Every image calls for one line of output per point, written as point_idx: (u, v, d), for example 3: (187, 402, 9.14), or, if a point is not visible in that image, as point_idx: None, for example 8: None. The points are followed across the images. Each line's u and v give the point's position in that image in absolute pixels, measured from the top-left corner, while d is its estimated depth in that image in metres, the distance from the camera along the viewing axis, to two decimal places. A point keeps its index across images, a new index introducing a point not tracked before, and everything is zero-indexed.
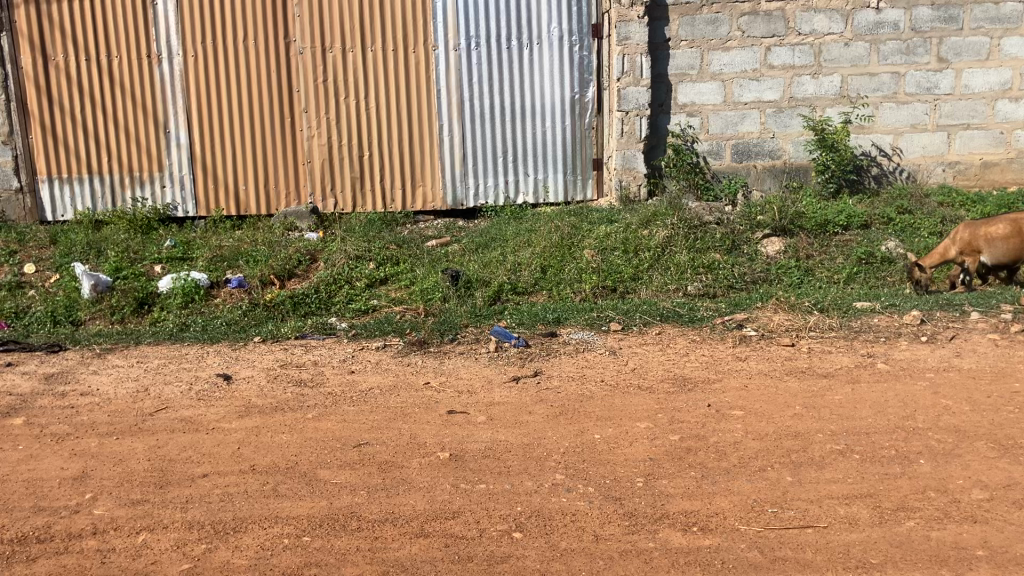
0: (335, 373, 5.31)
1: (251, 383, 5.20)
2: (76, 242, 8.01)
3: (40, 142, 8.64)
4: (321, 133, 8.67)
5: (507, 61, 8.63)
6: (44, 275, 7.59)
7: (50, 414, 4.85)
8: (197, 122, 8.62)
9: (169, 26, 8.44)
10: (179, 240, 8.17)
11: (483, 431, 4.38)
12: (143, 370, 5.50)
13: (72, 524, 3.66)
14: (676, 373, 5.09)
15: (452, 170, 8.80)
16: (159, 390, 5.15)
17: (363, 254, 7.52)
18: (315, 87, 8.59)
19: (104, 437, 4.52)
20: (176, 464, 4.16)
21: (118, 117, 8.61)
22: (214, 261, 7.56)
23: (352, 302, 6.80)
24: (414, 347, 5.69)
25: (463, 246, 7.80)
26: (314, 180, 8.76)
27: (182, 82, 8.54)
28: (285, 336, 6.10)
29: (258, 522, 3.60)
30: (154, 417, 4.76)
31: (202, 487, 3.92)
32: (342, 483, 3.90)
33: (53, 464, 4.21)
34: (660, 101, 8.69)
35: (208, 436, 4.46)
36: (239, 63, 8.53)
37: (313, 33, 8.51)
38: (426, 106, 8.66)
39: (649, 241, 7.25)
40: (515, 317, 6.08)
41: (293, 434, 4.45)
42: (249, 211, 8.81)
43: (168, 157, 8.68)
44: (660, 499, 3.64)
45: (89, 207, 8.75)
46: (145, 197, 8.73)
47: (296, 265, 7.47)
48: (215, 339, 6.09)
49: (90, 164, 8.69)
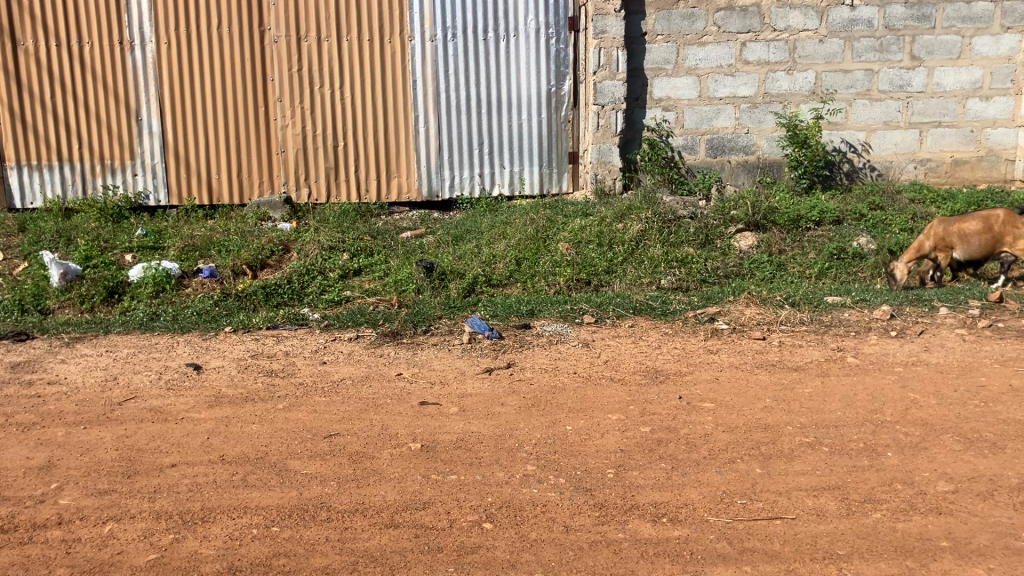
0: (307, 365, 5.27)
1: (221, 373, 5.16)
2: (45, 230, 7.93)
3: (10, 128, 8.52)
4: (295, 122, 8.61)
5: (483, 54, 8.61)
6: (12, 263, 7.51)
7: (16, 403, 4.79)
8: (170, 110, 8.53)
9: (142, 12, 8.34)
10: (150, 229, 8.09)
11: (455, 422, 4.37)
12: (112, 359, 5.45)
13: (37, 515, 3.61)
14: (647, 365, 5.11)
15: (428, 162, 8.77)
16: (128, 379, 5.10)
17: (337, 245, 7.49)
18: (290, 76, 8.53)
19: (71, 426, 4.46)
20: (145, 454, 4.12)
21: (89, 103, 8.50)
22: (186, 251, 7.50)
23: (325, 293, 6.76)
24: (388, 338, 5.67)
25: (438, 238, 7.77)
26: (288, 170, 8.70)
27: (155, 69, 8.45)
28: (256, 327, 6.05)
29: (227, 513, 3.58)
30: (122, 406, 4.70)
31: (171, 477, 3.88)
32: (313, 474, 3.88)
33: (18, 453, 4.16)
34: (636, 95, 8.71)
35: (177, 426, 4.42)
36: (213, 52, 8.45)
37: (288, 22, 8.44)
38: (402, 98, 8.62)
39: (624, 235, 7.25)
40: (489, 308, 6.07)
41: (263, 424, 4.42)
42: (222, 200, 8.74)
43: (140, 145, 8.59)
44: (631, 490, 3.66)
45: (58, 194, 8.65)
46: (117, 185, 8.65)
47: (269, 255, 7.43)
48: (185, 329, 6.03)
49: (60, 150, 8.58)
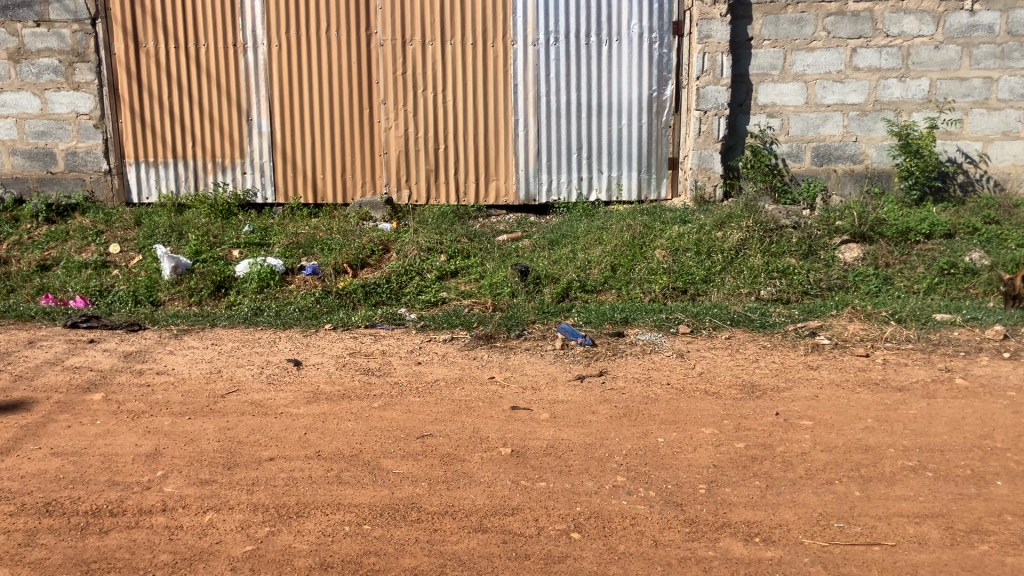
0: (402, 364, 5.35)
1: (320, 369, 5.28)
2: (159, 224, 8.30)
3: (129, 126, 8.94)
4: (398, 125, 8.76)
5: (585, 58, 8.59)
6: (128, 255, 7.89)
7: (128, 391, 5.02)
8: (279, 111, 8.79)
9: (256, 16, 8.63)
10: (257, 226, 8.36)
11: (546, 429, 4.37)
12: (217, 352, 5.64)
13: (143, 501, 3.77)
14: (744, 379, 5.00)
15: (527, 165, 8.80)
16: (232, 371, 5.27)
17: (434, 246, 7.60)
18: (395, 79, 8.68)
19: (178, 416, 4.64)
20: (245, 446, 4.25)
21: (203, 102, 8.83)
22: (290, 248, 7.74)
23: (422, 293, 6.87)
24: (481, 341, 5.70)
25: (534, 242, 7.79)
26: (389, 171, 8.86)
27: (266, 71, 8.72)
28: (355, 325, 6.18)
29: (321, 508, 3.66)
30: (225, 398, 4.87)
31: (268, 470, 4.00)
32: (405, 473, 3.93)
33: (128, 440, 4.36)
34: (740, 101, 8.55)
35: (276, 420, 4.56)
36: (321, 55, 8.68)
37: (394, 26, 8.59)
38: (503, 102, 8.68)
39: (723, 243, 7.13)
40: (583, 315, 6.05)
41: (359, 422, 4.51)
42: (325, 199, 8.96)
43: (250, 144, 8.88)
44: (723, 507, 3.59)
45: (173, 190, 9.03)
46: (227, 183, 8.96)
47: (369, 254, 7.58)
48: (287, 325, 6.20)
49: (175, 148, 8.95)
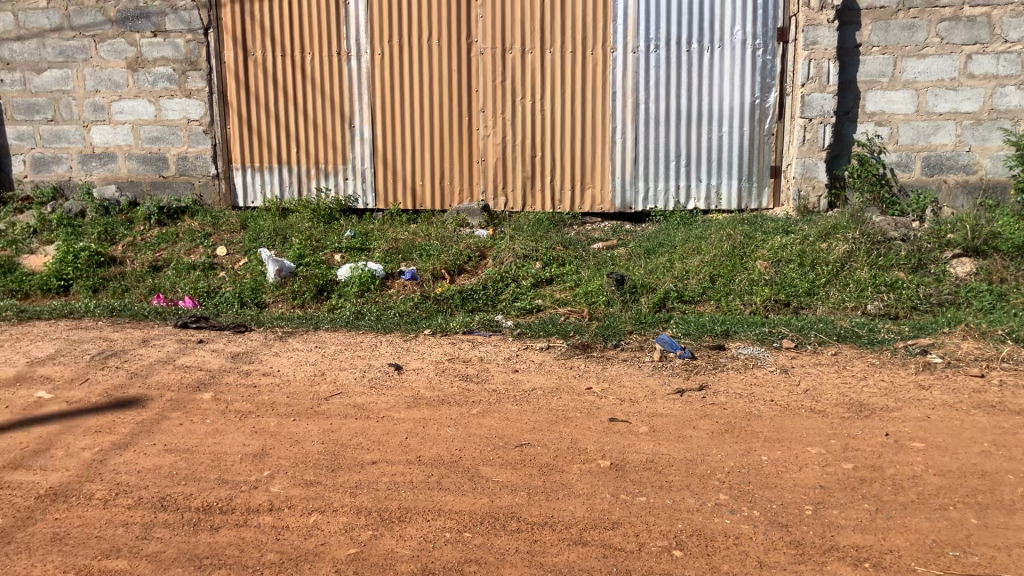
0: (500, 372, 5.37)
1: (419, 375, 5.34)
2: (264, 228, 8.55)
3: (237, 132, 9.22)
4: (496, 132, 8.82)
5: (686, 65, 8.50)
6: (235, 257, 8.15)
7: (236, 391, 5.18)
8: (381, 118, 8.95)
9: (360, 25, 8.81)
10: (358, 231, 8.53)
11: (645, 442, 4.32)
12: (320, 354, 5.77)
13: (251, 500, 3.89)
14: (851, 397, 4.85)
15: (624, 173, 8.75)
16: (335, 375, 5.38)
17: (531, 254, 7.62)
18: (494, 86, 8.75)
19: (283, 417, 4.77)
20: (348, 449, 4.34)
21: (307, 109, 9.06)
22: (390, 253, 7.87)
23: (518, 300, 6.89)
24: (579, 350, 5.69)
25: (631, 250, 7.73)
26: (487, 178, 8.92)
27: (369, 79, 8.90)
28: (453, 331, 6.24)
29: (423, 514, 3.70)
30: (328, 401, 4.98)
31: (371, 474, 4.07)
32: (504, 482, 3.95)
33: (236, 439, 4.49)
34: (847, 109, 8.33)
35: (378, 424, 4.63)
36: (422, 63, 8.80)
37: (494, 34, 8.65)
38: (602, 109, 8.64)
39: (827, 255, 6.94)
40: (682, 326, 5.97)
41: (458, 428, 4.54)
42: (424, 205, 9.08)
43: (352, 150, 9.06)
44: (831, 530, 3.49)
45: (277, 194, 9.28)
46: (329, 188, 9.17)
47: (466, 261, 7.64)
48: (388, 329, 6.30)
49: (280, 154, 9.20)
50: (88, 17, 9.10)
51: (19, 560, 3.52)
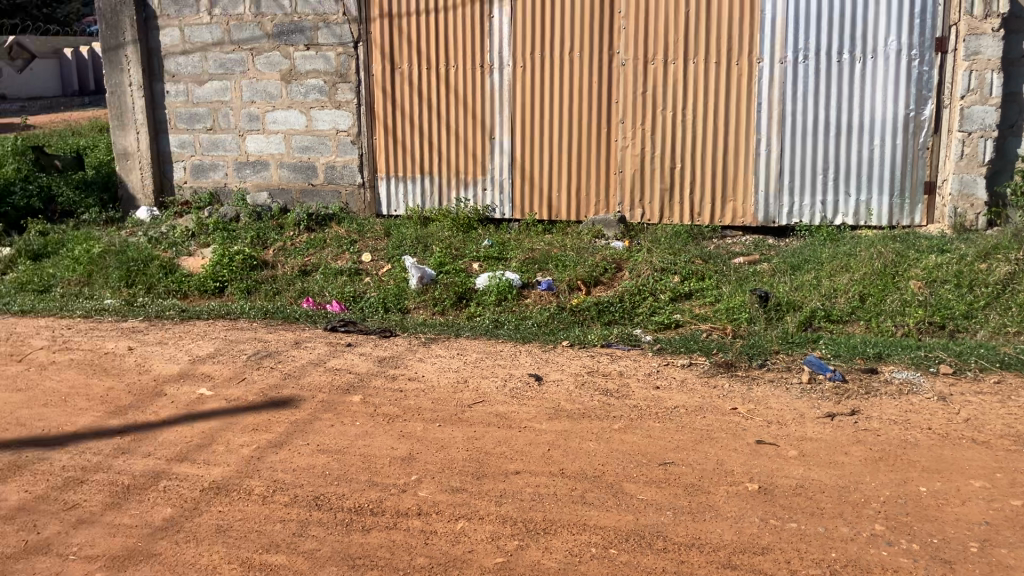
0: (641, 388, 5.34)
1: (561, 387, 5.37)
2: (406, 236, 8.77)
3: (382, 143, 9.51)
4: (636, 144, 8.78)
5: (835, 76, 8.25)
6: (378, 264, 8.41)
7: (383, 395, 5.34)
8: (521, 129, 9.06)
9: (503, 38, 8.95)
10: (496, 240, 8.64)
11: (794, 466, 4.22)
12: (463, 362, 5.88)
13: (400, 503, 4.01)
14: (1017, 429, 4.59)
15: (767, 187, 8.56)
16: (477, 383, 5.47)
17: (670, 267, 7.55)
18: (635, 98, 8.72)
19: (429, 422, 4.88)
20: (492, 458, 4.40)
21: (450, 121, 9.26)
22: (527, 263, 7.95)
23: (656, 314, 6.84)
24: (722, 368, 5.60)
25: (774, 266, 7.56)
26: (625, 190, 8.89)
27: (510, 90, 9.02)
28: (593, 343, 6.25)
29: (568, 527, 3.73)
30: (472, 408, 5.07)
31: (515, 484, 4.12)
32: (649, 500, 3.93)
33: (385, 443, 4.63)
34: (1011, 122, 8.02)
35: (521, 434, 4.68)
36: (564, 75, 8.86)
37: (637, 46, 8.62)
38: (745, 121, 8.48)
39: (988, 278, 6.61)
40: (831, 347, 5.79)
41: (601, 443, 4.54)
42: (561, 216, 9.13)
43: (492, 161, 9.20)
44: (998, 570, 3.32)
45: (418, 203, 9.52)
46: (468, 198, 9.34)
47: (603, 273, 7.63)
48: (527, 339, 6.36)
49: (423, 164, 9.44)
50: (247, 30, 9.59)
51: (186, 549, 3.74)
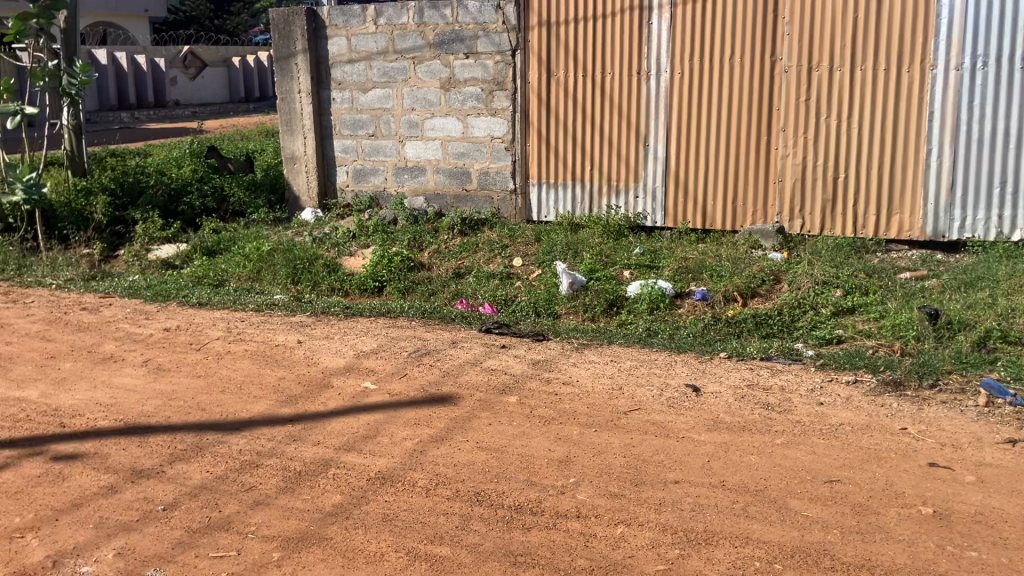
0: (803, 403, 5.19)
1: (719, 398, 5.29)
2: (557, 242, 8.84)
3: (536, 149, 9.63)
4: (796, 153, 8.56)
5: (1018, 84, 7.80)
6: (529, 269, 8.52)
7: (539, 397, 5.40)
8: (676, 137, 8.98)
9: (661, 44, 8.90)
10: (647, 249, 8.59)
11: (972, 492, 4.01)
12: (617, 368, 5.88)
13: (559, 504, 4.05)
14: None
15: (937, 200, 8.15)
16: (633, 390, 5.45)
17: (831, 280, 7.31)
18: (797, 105, 8.50)
19: (585, 427, 4.91)
20: (650, 466, 4.39)
21: (605, 128, 9.28)
22: (680, 272, 7.87)
23: (816, 329, 6.64)
24: (890, 387, 5.39)
25: (944, 282, 7.21)
26: (783, 200, 8.67)
27: (667, 98, 8.96)
28: (751, 356, 6.13)
29: (730, 539, 3.68)
30: (628, 415, 5.06)
31: (674, 493, 4.10)
32: (814, 517, 3.83)
33: (542, 445, 4.69)
34: None
35: (679, 443, 4.64)
36: (723, 82, 8.73)
37: (801, 52, 8.41)
38: (915, 131, 8.12)
39: None
40: (1010, 370, 5.48)
41: (762, 456, 4.45)
42: (714, 225, 8.98)
43: (645, 169, 9.16)
44: None
45: (570, 210, 9.58)
46: (620, 206, 9.33)
47: (760, 284, 7.46)
48: (683, 349, 6.30)
49: (576, 171, 9.49)
50: (410, 40, 9.91)
51: (355, 535, 3.91)
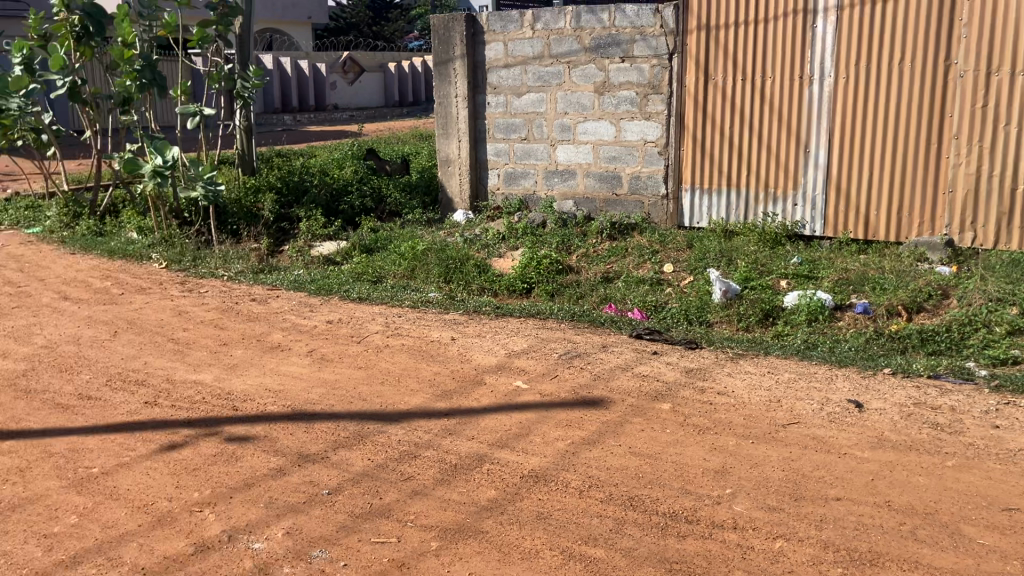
0: (977, 425, 4.92)
1: (884, 416, 5.08)
2: (710, 248, 8.70)
3: (690, 154, 9.50)
4: (970, 162, 8.12)
5: None
6: (681, 275, 8.42)
7: (693, 406, 5.34)
8: (839, 143, 8.67)
9: (826, 48, 8.63)
10: (805, 258, 8.33)
11: None
12: (774, 380, 5.73)
13: (715, 514, 3.99)
14: None
15: None
16: (791, 403, 5.31)
17: (1007, 297, 6.89)
18: (973, 112, 8.06)
19: (741, 438, 4.82)
20: (810, 481, 4.27)
21: (763, 133, 9.07)
22: (840, 283, 7.61)
23: (989, 348, 6.27)
24: None
25: None
26: (954, 212, 8.24)
27: (830, 103, 8.67)
28: (918, 373, 5.85)
29: (897, 562, 3.54)
30: (786, 429, 4.93)
31: (837, 510, 3.97)
32: (990, 545, 3.63)
33: (697, 453, 4.64)
34: None
35: (841, 460, 4.49)
36: (891, 87, 8.37)
37: (979, 56, 7.98)
38: None
39: None
40: None
41: (932, 478, 4.25)
42: (878, 236, 8.63)
43: (804, 176, 8.89)
44: None
45: (723, 216, 9.41)
46: (776, 213, 9.08)
47: (927, 299, 7.10)
48: (844, 364, 6.08)
49: (731, 177, 9.31)
50: (566, 44, 9.98)
51: (511, 531, 3.97)
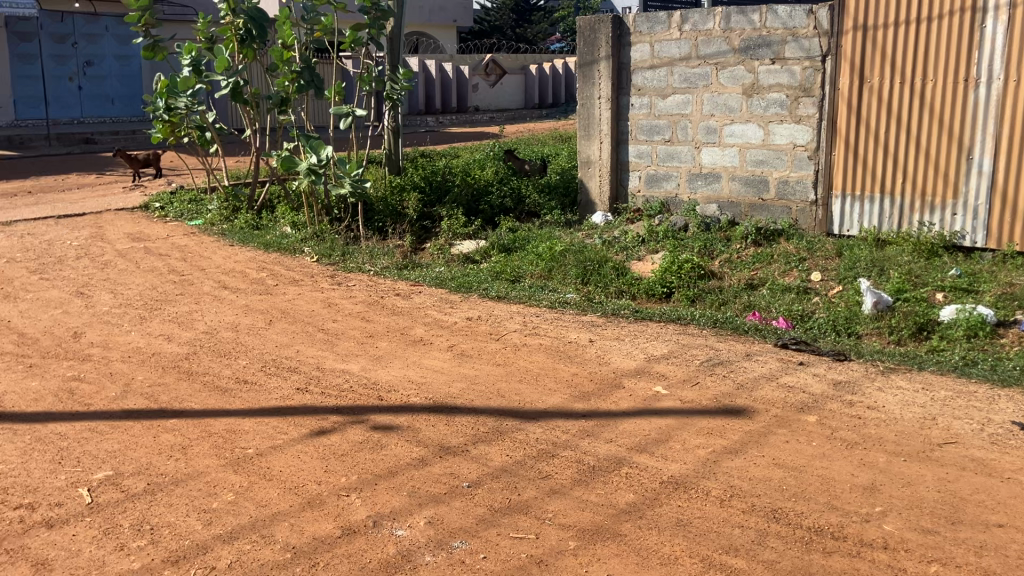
0: None
1: None
2: (860, 257, 8.37)
3: (841, 160, 9.16)
4: None
5: None
6: (828, 285, 8.15)
7: (841, 419, 5.15)
8: (1007, 150, 8.18)
9: (996, 49, 8.17)
10: (965, 270, 7.90)
11: None
12: (930, 398, 5.46)
13: (864, 532, 3.86)
14: None
15: None
16: (948, 422, 5.05)
17: None
18: None
19: (893, 455, 4.62)
20: (969, 504, 4.06)
21: (922, 138, 8.65)
22: (1003, 299, 7.19)
23: None
24: None
25: None
26: None
27: (998, 107, 8.19)
28: None
29: None
30: (943, 448, 4.70)
31: (998, 537, 3.77)
32: None
33: (844, 468, 4.48)
34: None
35: (1003, 484, 4.25)
36: None
37: None
38: None
39: None
40: None
41: None
42: None
43: (967, 184, 8.43)
44: None
45: (876, 224, 9.03)
46: (934, 223, 8.65)
47: None
48: (1007, 383, 5.73)
49: (885, 183, 8.93)
50: (714, 45, 9.82)
51: (650, 536, 3.95)
